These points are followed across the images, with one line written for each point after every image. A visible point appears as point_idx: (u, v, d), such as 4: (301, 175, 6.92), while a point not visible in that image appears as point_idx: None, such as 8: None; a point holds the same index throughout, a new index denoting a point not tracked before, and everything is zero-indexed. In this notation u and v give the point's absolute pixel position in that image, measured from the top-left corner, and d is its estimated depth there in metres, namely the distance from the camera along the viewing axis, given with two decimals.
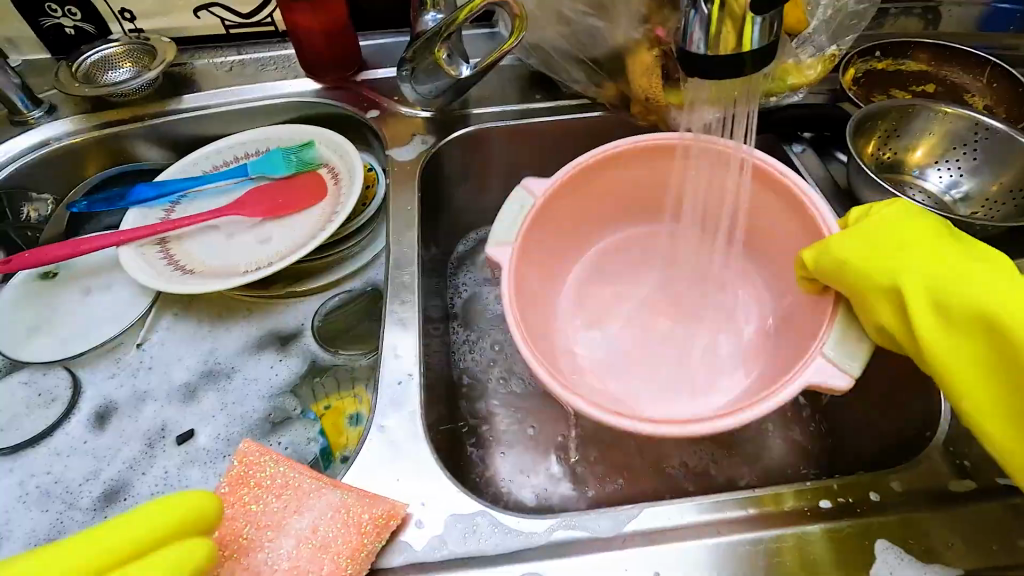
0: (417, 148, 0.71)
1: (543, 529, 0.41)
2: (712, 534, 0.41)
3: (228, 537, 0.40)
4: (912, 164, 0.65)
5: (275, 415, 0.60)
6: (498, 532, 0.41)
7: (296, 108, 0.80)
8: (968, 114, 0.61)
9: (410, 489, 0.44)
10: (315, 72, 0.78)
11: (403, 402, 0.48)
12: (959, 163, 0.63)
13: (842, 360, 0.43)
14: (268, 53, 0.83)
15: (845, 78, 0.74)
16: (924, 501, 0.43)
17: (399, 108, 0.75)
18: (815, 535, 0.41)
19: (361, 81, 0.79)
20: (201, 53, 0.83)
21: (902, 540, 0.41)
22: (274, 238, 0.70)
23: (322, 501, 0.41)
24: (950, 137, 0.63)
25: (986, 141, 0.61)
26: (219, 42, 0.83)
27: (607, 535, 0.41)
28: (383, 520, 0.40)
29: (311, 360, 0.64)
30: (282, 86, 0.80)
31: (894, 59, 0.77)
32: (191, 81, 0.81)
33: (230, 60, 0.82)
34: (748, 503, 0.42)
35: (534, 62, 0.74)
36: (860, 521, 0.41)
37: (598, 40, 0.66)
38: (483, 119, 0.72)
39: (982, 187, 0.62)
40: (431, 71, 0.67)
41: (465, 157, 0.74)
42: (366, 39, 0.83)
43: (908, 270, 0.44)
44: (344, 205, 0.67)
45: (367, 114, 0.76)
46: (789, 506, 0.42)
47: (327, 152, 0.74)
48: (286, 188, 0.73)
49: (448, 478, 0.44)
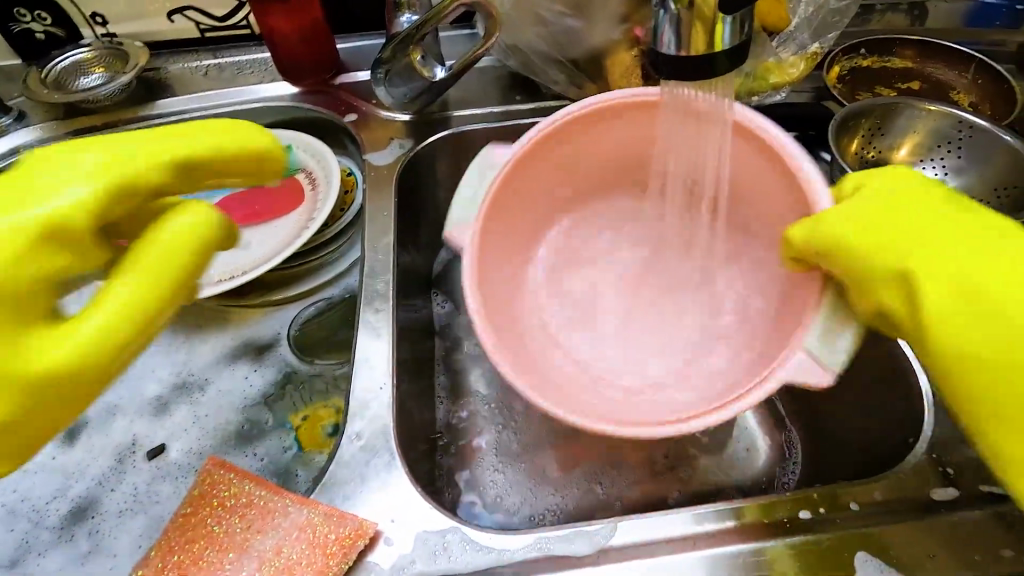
0: (395, 152, 0.69)
1: (515, 547, 0.40)
2: (690, 548, 0.40)
3: (188, 560, 0.39)
4: (897, 163, 0.64)
5: (249, 427, 0.59)
6: (469, 549, 0.40)
7: (273, 112, 0.78)
8: (952, 112, 0.60)
9: (381, 507, 0.42)
10: (291, 76, 0.77)
11: (374, 416, 0.47)
12: (944, 162, 0.62)
13: (824, 355, 0.39)
14: (244, 56, 0.81)
15: (829, 75, 0.73)
16: (905, 512, 0.42)
17: (378, 111, 0.74)
18: (795, 549, 0.40)
19: (339, 84, 0.78)
20: (175, 57, 0.81)
21: (882, 552, 0.40)
22: (250, 245, 0.68)
23: (287, 521, 0.40)
24: (934, 135, 0.62)
25: (970, 139, 0.60)
26: (194, 45, 0.82)
27: (582, 553, 0.40)
28: (350, 540, 0.39)
29: (285, 372, 0.62)
30: (259, 90, 0.78)
31: (878, 56, 0.76)
32: (166, 86, 0.79)
33: (205, 64, 0.81)
34: (728, 515, 0.41)
35: (513, 63, 0.73)
36: (840, 533, 0.40)
37: (576, 41, 0.65)
38: (463, 121, 0.71)
39: (966, 186, 0.61)
40: (405, 73, 0.66)
41: (444, 160, 0.72)
42: (345, 41, 0.81)
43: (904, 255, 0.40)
44: (320, 213, 0.66)
45: (344, 118, 0.74)
46: (769, 518, 0.41)
47: (304, 157, 0.73)
48: (262, 194, 0.72)
49: (419, 494, 0.43)
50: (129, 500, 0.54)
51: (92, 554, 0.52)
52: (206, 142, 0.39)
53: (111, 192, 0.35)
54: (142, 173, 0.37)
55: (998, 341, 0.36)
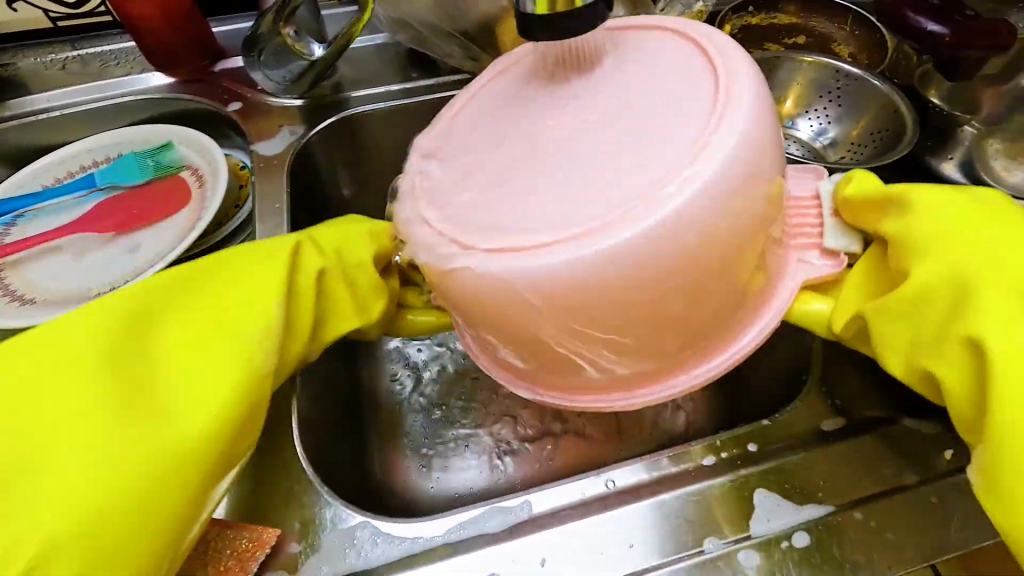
0: (285, 140, 0.65)
1: (429, 533, 0.39)
2: (601, 509, 0.40)
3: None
4: (784, 115, 0.66)
5: None
6: (380, 542, 0.39)
7: (148, 106, 0.72)
8: (827, 62, 0.63)
9: (286, 509, 0.41)
10: (162, 66, 0.70)
11: (272, 415, 0.45)
12: (825, 111, 0.65)
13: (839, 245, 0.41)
14: (109, 46, 0.74)
15: (720, 35, 0.74)
16: (800, 445, 0.43)
17: (264, 98, 0.69)
18: (699, 493, 0.41)
19: (220, 72, 0.72)
20: (26, 51, 0.73)
21: (778, 486, 0.41)
22: (136, 252, 0.63)
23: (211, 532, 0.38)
24: (816, 85, 0.65)
25: (847, 87, 0.63)
26: (46, 36, 0.73)
27: (495, 531, 0.39)
28: (249, 550, 0.38)
29: None
30: (130, 83, 0.71)
31: (766, 13, 0.78)
32: (18, 84, 0.71)
33: (63, 57, 0.73)
34: (634, 473, 0.42)
35: (404, 39, 0.69)
36: (739, 474, 0.42)
37: (464, 11, 0.62)
38: (357, 103, 0.68)
39: (846, 132, 0.64)
40: (280, 54, 0.63)
41: (341, 144, 0.68)
42: (222, 24, 0.75)
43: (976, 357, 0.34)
44: (208, 212, 0.62)
45: (228, 107, 0.69)
46: (672, 471, 0.42)
47: (189, 152, 0.68)
48: (143, 197, 0.66)
49: (325, 494, 0.41)
50: None
51: None
52: (250, 286, 0.41)
53: (202, 329, 0.39)
54: (220, 310, 0.40)
55: None
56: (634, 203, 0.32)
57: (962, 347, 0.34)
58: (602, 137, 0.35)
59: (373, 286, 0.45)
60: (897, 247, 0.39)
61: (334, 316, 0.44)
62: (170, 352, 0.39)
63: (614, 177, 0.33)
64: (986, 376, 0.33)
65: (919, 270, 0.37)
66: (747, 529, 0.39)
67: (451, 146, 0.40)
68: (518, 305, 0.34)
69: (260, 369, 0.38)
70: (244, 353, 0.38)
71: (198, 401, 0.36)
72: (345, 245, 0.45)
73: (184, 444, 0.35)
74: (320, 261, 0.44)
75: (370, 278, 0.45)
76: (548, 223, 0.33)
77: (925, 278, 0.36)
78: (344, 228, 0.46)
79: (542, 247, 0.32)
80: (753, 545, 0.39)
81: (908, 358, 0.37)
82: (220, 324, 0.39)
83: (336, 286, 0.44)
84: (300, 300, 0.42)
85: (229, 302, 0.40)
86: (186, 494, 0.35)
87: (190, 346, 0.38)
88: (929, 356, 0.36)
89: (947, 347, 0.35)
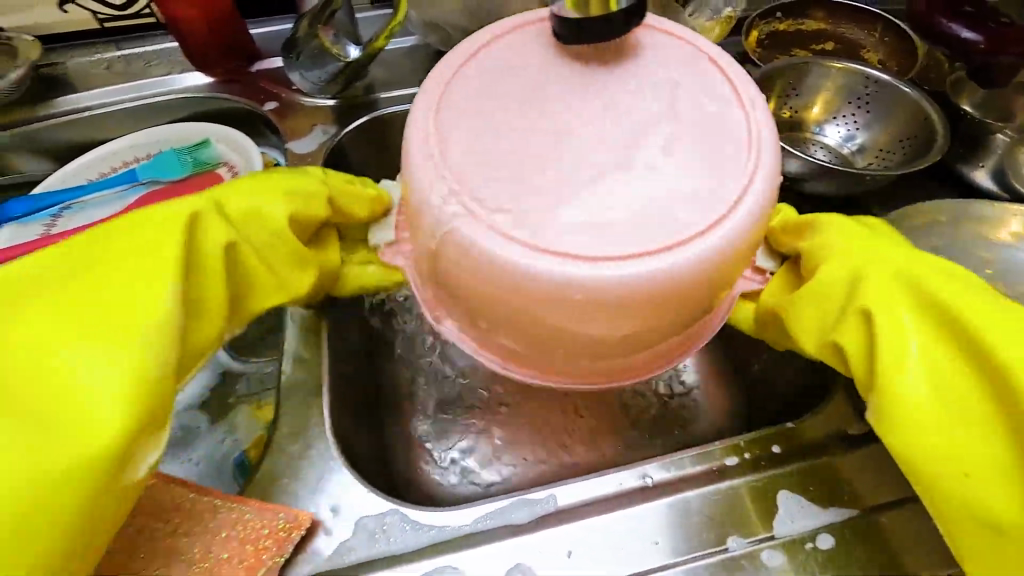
0: (318, 138, 0.67)
1: (457, 522, 0.40)
2: (628, 504, 0.41)
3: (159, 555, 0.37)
4: (811, 121, 0.66)
5: (178, 433, 0.55)
6: (408, 529, 0.40)
7: (188, 104, 0.74)
8: (857, 69, 0.63)
9: (319, 495, 0.42)
10: (201, 66, 0.73)
11: (305, 404, 0.46)
12: (854, 117, 0.65)
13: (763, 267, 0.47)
14: (151, 47, 0.77)
15: (748, 40, 0.74)
16: (827, 448, 0.43)
17: (298, 98, 0.71)
18: (723, 492, 0.41)
19: (256, 72, 0.75)
20: (74, 51, 0.76)
21: (803, 488, 0.41)
22: None
23: (218, 521, 0.38)
24: (844, 91, 0.65)
25: (877, 94, 0.63)
26: (93, 37, 0.76)
27: (521, 522, 0.40)
28: (285, 532, 0.38)
29: (220, 380, 0.58)
30: (170, 81, 0.74)
31: (793, 19, 0.78)
32: (66, 82, 0.74)
33: (109, 56, 0.76)
34: (656, 470, 0.42)
35: (434, 41, 0.71)
36: (763, 474, 0.42)
37: (496, 15, 0.64)
38: (388, 104, 0.69)
39: (874, 138, 0.64)
40: (317, 56, 0.65)
41: (372, 144, 0.70)
42: (258, 26, 0.77)
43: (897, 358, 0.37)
44: None
45: (264, 106, 0.71)
46: (697, 469, 0.42)
47: (225, 150, 0.70)
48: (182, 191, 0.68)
49: (357, 480, 0.42)
50: None
51: None
52: (128, 266, 0.38)
53: (83, 317, 0.37)
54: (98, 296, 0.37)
55: (967, 419, 0.36)
56: (653, 243, 0.34)
57: (881, 346, 0.37)
58: (617, 137, 0.36)
59: (293, 257, 0.44)
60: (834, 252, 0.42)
61: (252, 289, 0.43)
62: (67, 337, 0.36)
63: (645, 200, 0.35)
64: (882, 347, 0.37)
65: (832, 268, 0.41)
66: (771, 529, 0.40)
67: (454, 106, 0.38)
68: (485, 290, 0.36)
69: (156, 371, 0.36)
70: (131, 345, 0.36)
71: (89, 393, 0.35)
72: (254, 207, 0.43)
73: (72, 455, 0.33)
74: (230, 229, 0.42)
75: (291, 245, 0.44)
76: (563, 233, 0.34)
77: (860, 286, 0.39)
78: (249, 185, 0.44)
79: (526, 253, 0.34)
80: (776, 545, 0.39)
81: (823, 336, 0.40)
82: (125, 309, 0.37)
83: (251, 255, 0.43)
84: (205, 275, 0.40)
85: (116, 284, 0.38)
86: (74, 498, 0.33)
87: (70, 336, 0.36)
88: (850, 342, 0.39)
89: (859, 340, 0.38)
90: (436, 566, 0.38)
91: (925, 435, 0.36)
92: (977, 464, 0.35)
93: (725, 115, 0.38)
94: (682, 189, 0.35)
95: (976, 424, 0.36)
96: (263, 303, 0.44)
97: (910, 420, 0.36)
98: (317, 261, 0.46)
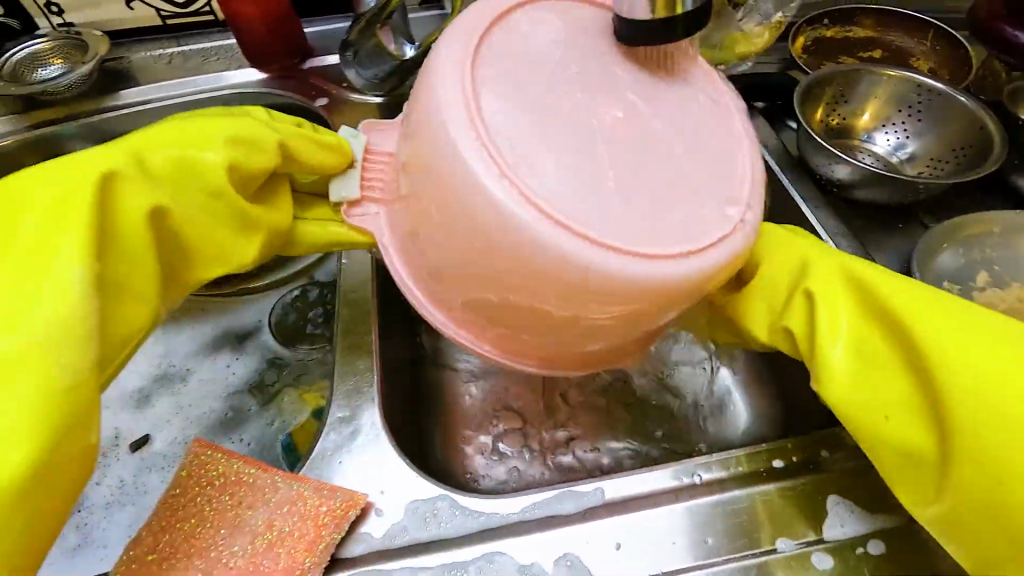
0: None
1: (506, 510, 0.41)
2: (676, 500, 0.41)
3: (193, 519, 0.39)
4: (860, 128, 0.65)
5: (231, 415, 0.57)
6: (458, 514, 0.41)
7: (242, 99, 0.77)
8: (910, 77, 0.62)
9: (369, 479, 0.43)
10: (257, 62, 0.75)
11: (359, 388, 0.47)
12: (905, 125, 0.64)
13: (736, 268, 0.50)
14: (209, 44, 0.79)
15: (795, 46, 0.74)
16: None
17: (349, 95, 0.73)
18: (772, 494, 0.41)
19: (308, 69, 0.77)
20: (137, 46, 0.79)
21: (853, 493, 0.41)
22: None
23: (277, 496, 0.39)
24: (896, 99, 0.64)
25: (930, 102, 0.62)
26: (155, 33, 0.80)
27: (569, 512, 0.41)
28: (342, 510, 0.39)
29: (268, 365, 0.60)
30: (227, 77, 0.77)
31: (841, 26, 0.77)
32: (129, 76, 0.77)
33: (169, 52, 0.79)
34: (701, 468, 0.42)
35: None
36: (812, 478, 0.42)
37: None
38: None
39: (925, 147, 0.63)
40: (374, 54, 0.67)
41: None
42: (310, 25, 0.80)
43: (844, 350, 0.37)
44: None
45: (315, 102, 0.73)
46: (744, 470, 0.42)
47: None
48: None
49: (407, 465, 0.43)
50: (115, 493, 0.52)
51: (81, 547, 0.50)
52: (35, 250, 0.33)
53: None
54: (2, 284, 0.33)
55: (911, 420, 0.36)
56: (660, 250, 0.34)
57: (830, 336, 0.38)
58: (625, 138, 0.36)
59: (237, 223, 0.40)
60: (788, 249, 0.42)
61: (196, 259, 0.40)
62: None
63: (654, 199, 0.35)
64: (820, 328, 0.38)
65: (778, 262, 0.42)
66: (821, 533, 0.40)
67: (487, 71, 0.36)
68: (458, 256, 0.36)
69: (66, 378, 0.32)
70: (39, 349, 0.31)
71: None
72: (189, 164, 0.38)
73: None
74: (156, 192, 0.37)
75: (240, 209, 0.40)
76: (546, 200, 0.33)
77: (819, 280, 0.39)
78: (184, 134, 0.39)
79: (529, 210, 0.33)
80: (825, 548, 0.39)
81: (772, 318, 0.41)
82: (29, 296, 0.32)
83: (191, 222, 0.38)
84: (138, 251, 0.36)
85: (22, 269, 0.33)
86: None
87: None
88: (795, 328, 0.40)
89: (803, 326, 0.39)
90: (485, 551, 0.39)
91: (863, 421, 0.37)
92: (897, 435, 0.37)
93: (717, 136, 0.39)
94: (679, 194, 0.36)
95: (918, 429, 0.36)
96: (207, 274, 0.41)
97: (843, 404, 0.37)
98: (267, 221, 0.41)
